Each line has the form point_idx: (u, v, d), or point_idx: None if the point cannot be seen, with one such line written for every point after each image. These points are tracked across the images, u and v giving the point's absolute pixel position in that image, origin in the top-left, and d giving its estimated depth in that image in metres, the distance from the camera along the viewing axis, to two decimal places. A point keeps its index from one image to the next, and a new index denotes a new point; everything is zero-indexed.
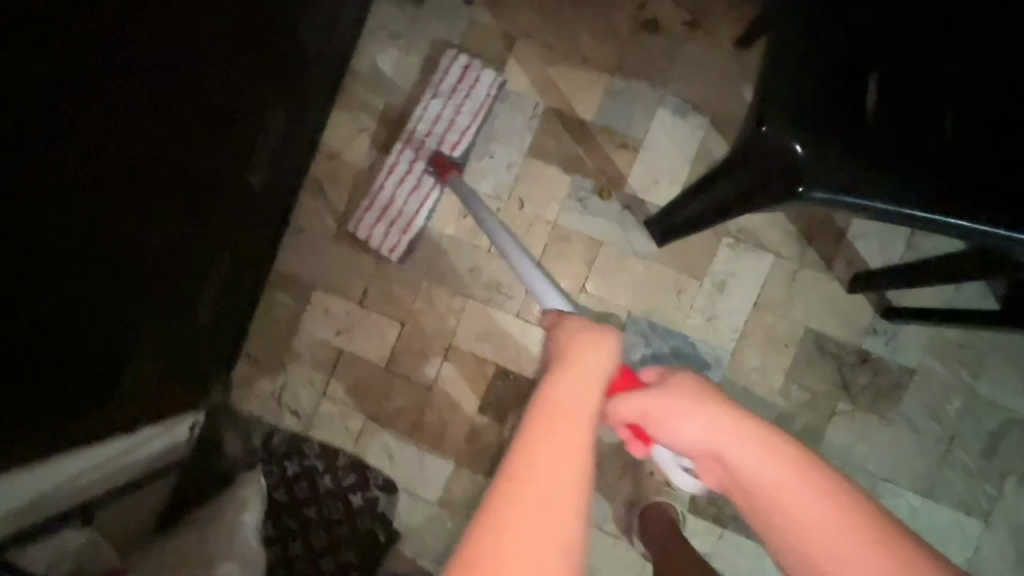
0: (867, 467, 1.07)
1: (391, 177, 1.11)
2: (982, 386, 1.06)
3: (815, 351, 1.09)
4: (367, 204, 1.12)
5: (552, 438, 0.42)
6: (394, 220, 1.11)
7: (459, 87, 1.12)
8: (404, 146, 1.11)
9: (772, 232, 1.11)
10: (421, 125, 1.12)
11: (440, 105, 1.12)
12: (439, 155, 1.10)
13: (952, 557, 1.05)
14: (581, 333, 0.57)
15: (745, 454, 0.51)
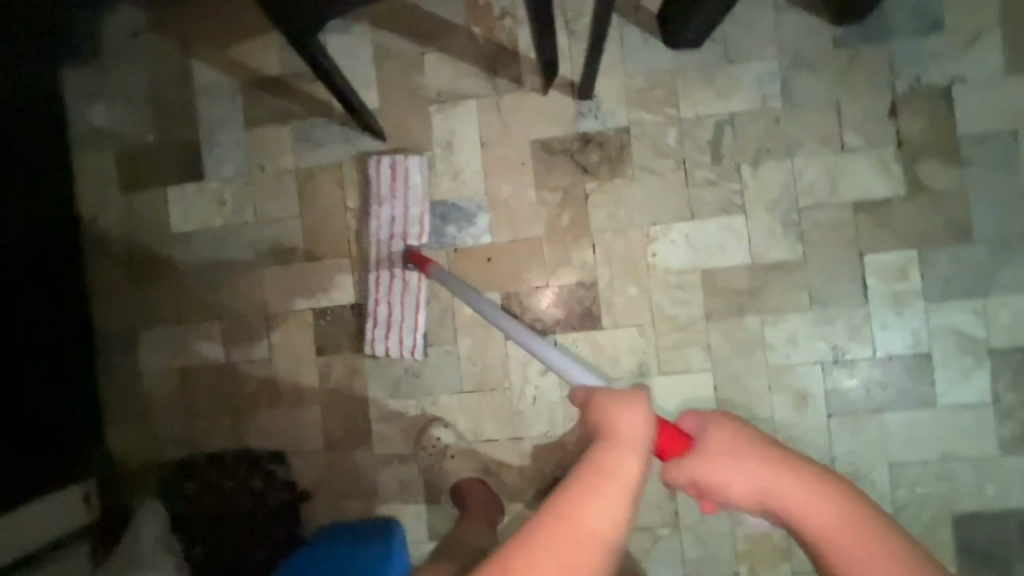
0: (636, 222, 1.20)
1: (380, 313, 1.22)
2: (687, 109, 1.19)
3: (547, 156, 1.22)
4: (372, 325, 1.22)
5: (566, 545, 0.52)
6: (400, 326, 1.21)
7: (396, 179, 1.21)
8: (378, 261, 1.21)
9: (464, 80, 1.23)
10: (377, 219, 1.21)
11: (389, 207, 1.21)
12: (411, 249, 1.18)
13: (734, 255, 1.18)
14: (610, 446, 0.59)
15: (786, 485, 0.60)
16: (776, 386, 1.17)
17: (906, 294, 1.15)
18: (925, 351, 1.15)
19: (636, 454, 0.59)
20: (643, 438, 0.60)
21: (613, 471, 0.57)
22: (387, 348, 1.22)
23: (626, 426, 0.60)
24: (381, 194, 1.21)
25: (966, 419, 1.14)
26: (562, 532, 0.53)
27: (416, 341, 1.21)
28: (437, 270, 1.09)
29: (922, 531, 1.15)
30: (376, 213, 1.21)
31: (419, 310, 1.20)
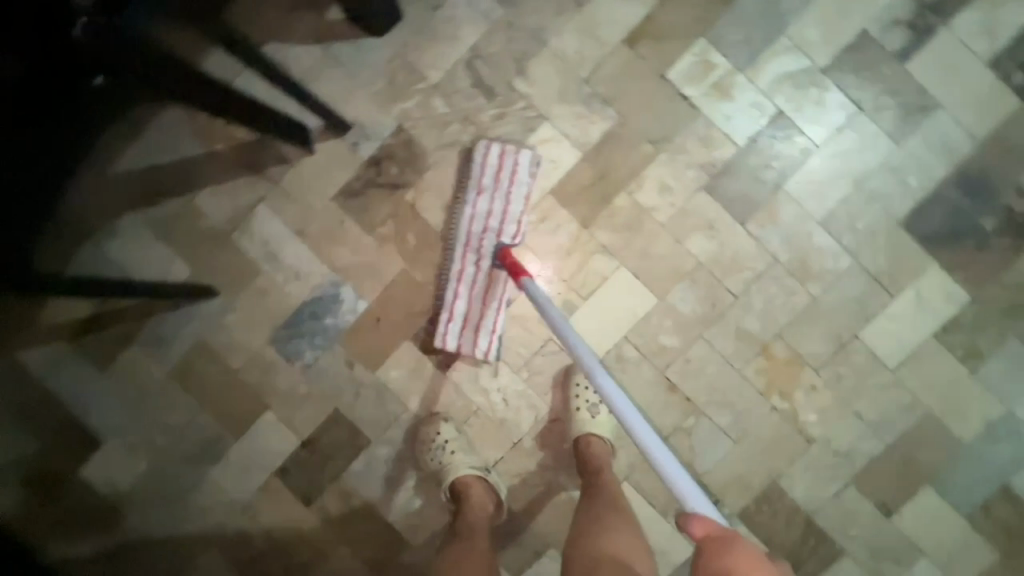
0: (469, 195, 1.18)
1: (455, 284, 1.13)
2: (434, 73, 1.16)
3: (357, 200, 1.19)
4: (447, 316, 1.14)
5: None
6: (480, 324, 1.14)
7: (499, 174, 1.12)
8: (466, 252, 1.12)
9: (242, 193, 1.20)
10: (475, 214, 1.12)
11: (487, 201, 1.12)
12: (501, 246, 1.10)
13: (565, 158, 1.15)
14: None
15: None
16: (683, 235, 1.15)
17: (724, 78, 1.13)
18: (776, 111, 1.12)
19: None
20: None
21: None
22: (458, 346, 1.14)
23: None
24: (484, 189, 1.12)
25: (850, 140, 1.12)
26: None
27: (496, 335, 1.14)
28: (528, 284, 0.98)
29: (889, 255, 1.13)
30: (471, 210, 1.12)
31: (496, 310, 1.13)
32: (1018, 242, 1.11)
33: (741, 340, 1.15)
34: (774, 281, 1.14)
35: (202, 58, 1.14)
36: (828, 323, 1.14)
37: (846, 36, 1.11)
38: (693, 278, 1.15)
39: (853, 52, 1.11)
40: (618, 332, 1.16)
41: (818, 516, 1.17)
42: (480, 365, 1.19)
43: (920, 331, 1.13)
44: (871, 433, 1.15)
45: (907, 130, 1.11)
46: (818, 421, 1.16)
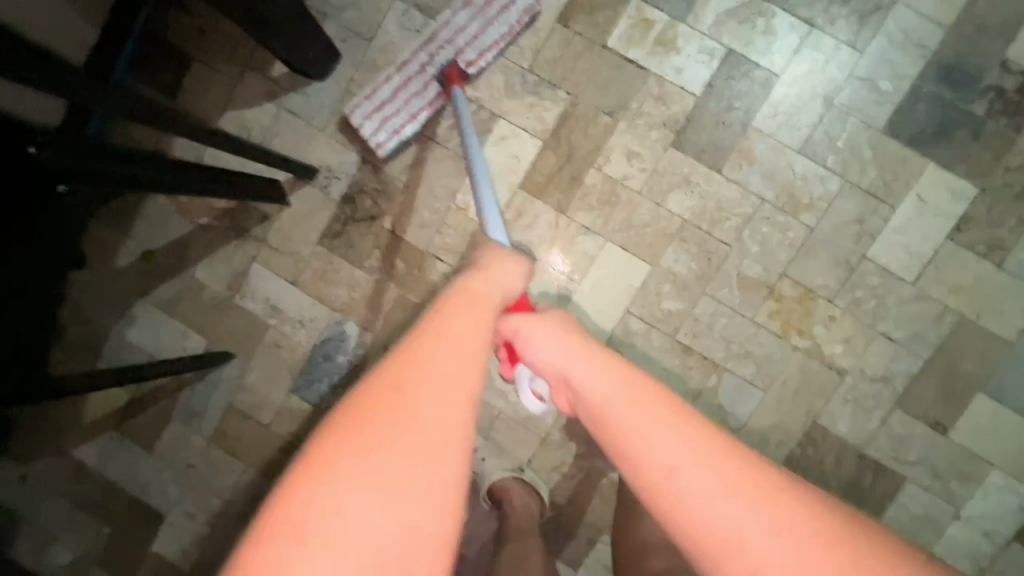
0: (444, 209, 1.19)
1: (396, 77, 1.13)
2: (383, 100, 1.19)
3: (340, 238, 1.22)
4: (370, 92, 1.14)
5: (381, 406, 0.46)
6: (389, 117, 1.14)
7: (494, 5, 1.09)
8: (424, 49, 1.11)
9: (235, 258, 1.26)
10: (450, 23, 1.10)
11: (465, 17, 1.10)
12: (454, 64, 1.10)
13: (526, 149, 1.15)
14: (485, 281, 0.58)
15: (611, 388, 0.53)
16: (662, 195, 1.13)
17: (664, 32, 1.11)
18: (726, 51, 1.09)
19: (501, 288, 0.58)
20: (507, 286, 0.60)
21: (456, 320, 0.51)
22: (360, 123, 1.14)
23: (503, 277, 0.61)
24: (477, 6, 1.09)
25: (809, 59, 1.08)
26: (401, 372, 0.47)
27: (398, 138, 1.14)
28: (456, 92, 1.01)
29: (879, 165, 1.08)
30: (448, 16, 1.10)
31: (411, 120, 1.13)
32: (1015, 119, 1.05)
33: (746, 287, 1.12)
34: (766, 220, 1.11)
35: (171, 143, 1.21)
36: (833, 249, 1.10)
37: None
38: (682, 237, 1.13)
39: None
40: (619, 308, 1.15)
41: (870, 448, 1.12)
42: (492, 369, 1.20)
43: (933, 236, 1.07)
44: (905, 350, 1.10)
45: (866, 34, 1.06)
46: (846, 351, 1.11)
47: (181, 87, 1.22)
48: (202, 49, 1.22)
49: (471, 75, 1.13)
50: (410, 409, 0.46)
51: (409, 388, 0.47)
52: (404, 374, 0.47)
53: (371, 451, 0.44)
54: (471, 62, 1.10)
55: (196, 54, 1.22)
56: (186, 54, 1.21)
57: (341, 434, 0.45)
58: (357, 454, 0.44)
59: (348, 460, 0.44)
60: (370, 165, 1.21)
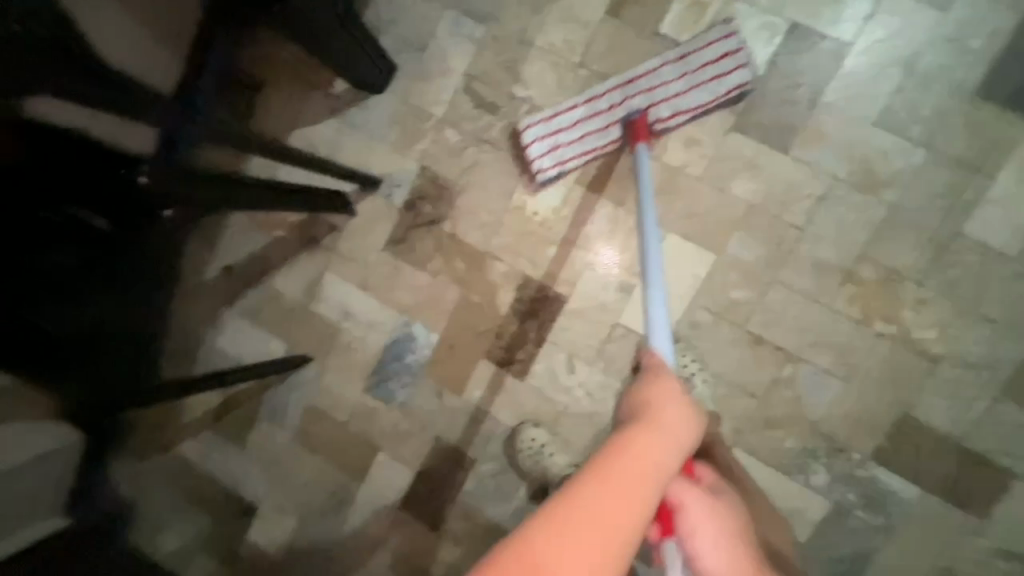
0: (502, 209, 1.21)
1: (581, 108, 1.09)
2: (438, 108, 1.22)
3: (403, 244, 1.27)
4: (549, 116, 1.11)
5: None
6: (563, 145, 1.10)
7: (710, 70, 1.02)
8: (617, 90, 1.07)
9: (308, 266, 1.34)
10: (657, 72, 1.04)
11: (673, 69, 1.04)
12: (644, 116, 1.05)
13: None
14: (665, 437, 0.60)
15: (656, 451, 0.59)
16: (725, 181, 1.09)
17: (721, 13, 1.07)
18: (789, 25, 1.04)
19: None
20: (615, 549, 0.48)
21: (651, 464, 0.56)
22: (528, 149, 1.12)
23: (678, 435, 0.61)
24: (688, 69, 1.03)
25: (885, 25, 1.01)
26: (608, 471, 0.54)
27: (560, 169, 1.12)
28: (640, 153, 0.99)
29: (972, 132, 0.98)
30: (657, 63, 1.04)
31: (584, 156, 1.10)
32: None
33: (821, 273, 1.06)
34: (841, 200, 1.04)
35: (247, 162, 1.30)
36: (920, 227, 1.01)
37: None
38: (748, 223, 1.08)
39: None
40: (684, 298, 1.11)
41: (971, 442, 1.03)
42: (555, 366, 1.21)
43: None
44: (1009, 333, 1.00)
45: None
46: (939, 336, 1.03)
47: (254, 110, 1.32)
48: (272, 74, 1.30)
49: (658, 130, 1.07)
50: (618, 536, 0.50)
51: (610, 521, 0.51)
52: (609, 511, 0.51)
53: None
54: (662, 120, 1.05)
55: (268, 78, 1.31)
56: (257, 79, 1.30)
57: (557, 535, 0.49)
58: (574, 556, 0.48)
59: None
60: (532, 186, 1.19)
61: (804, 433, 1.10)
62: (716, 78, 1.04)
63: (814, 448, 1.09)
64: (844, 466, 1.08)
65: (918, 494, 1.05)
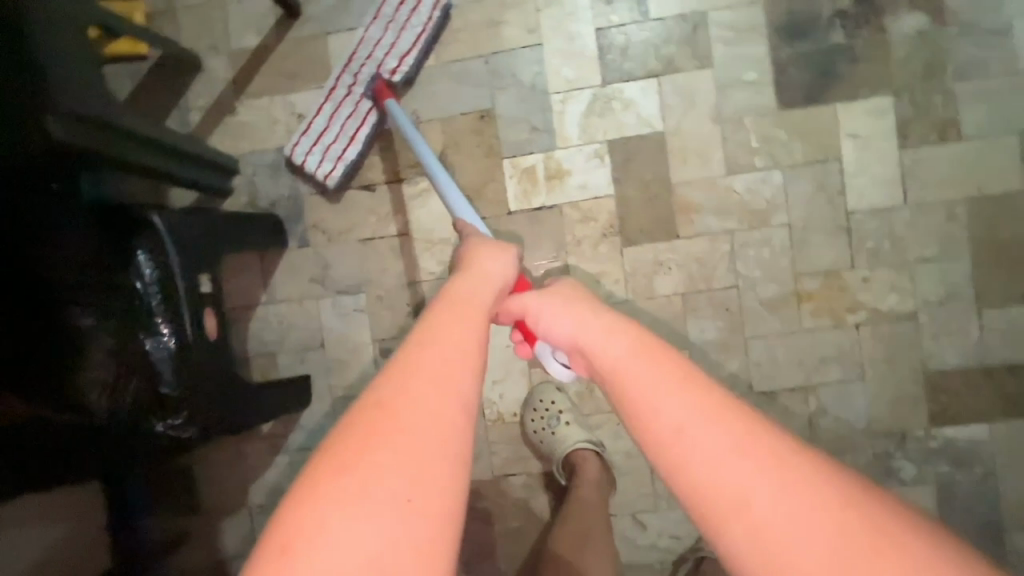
0: (485, 430, 1.17)
1: (327, 105, 1.11)
2: (368, 384, 1.18)
3: None
4: (304, 129, 1.12)
5: (402, 388, 0.47)
6: (332, 145, 1.12)
7: (403, 10, 1.09)
8: (345, 72, 1.10)
9: None
10: (366, 40, 1.09)
11: (376, 28, 1.09)
12: (381, 78, 1.10)
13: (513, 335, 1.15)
14: (478, 282, 0.62)
15: (626, 361, 0.52)
16: (649, 287, 1.12)
17: (548, 166, 1.13)
18: (608, 145, 1.12)
19: (491, 284, 0.63)
20: (497, 279, 0.65)
21: (462, 325, 0.53)
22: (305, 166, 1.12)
23: (490, 269, 0.66)
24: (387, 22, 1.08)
25: (677, 101, 1.10)
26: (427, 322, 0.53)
27: (343, 163, 1.12)
28: (391, 105, 1.03)
29: (800, 136, 1.08)
30: (363, 34, 1.09)
31: (354, 139, 1.11)
32: (874, 23, 1.06)
33: (778, 308, 1.10)
34: (747, 244, 1.10)
35: (226, 558, 1.21)
36: (820, 225, 1.09)
37: (591, 42, 1.11)
38: (693, 307, 1.11)
39: (607, 49, 1.11)
40: None
41: (989, 360, 1.07)
42: (626, 533, 1.14)
43: (888, 157, 1.07)
44: (947, 258, 1.07)
45: (703, 49, 1.09)
46: (901, 294, 1.08)
47: (198, 501, 1.20)
48: (195, 456, 1.21)
49: (400, 81, 1.12)
50: (449, 381, 0.48)
51: (431, 359, 0.49)
52: (420, 349, 0.50)
53: (394, 421, 0.45)
54: (394, 70, 1.09)
55: (196, 461, 1.20)
56: (185, 471, 1.20)
57: (358, 412, 0.46)
58: (409, 380, 0.47)
59: (360, 491, 0.42)
60: (334, 195, 1.17)
61: (868, 442, 1.10)
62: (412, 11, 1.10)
63: (884, 450, 1.09)
64: (918, 447, 1.08)
65: (989, 428, 1.07)
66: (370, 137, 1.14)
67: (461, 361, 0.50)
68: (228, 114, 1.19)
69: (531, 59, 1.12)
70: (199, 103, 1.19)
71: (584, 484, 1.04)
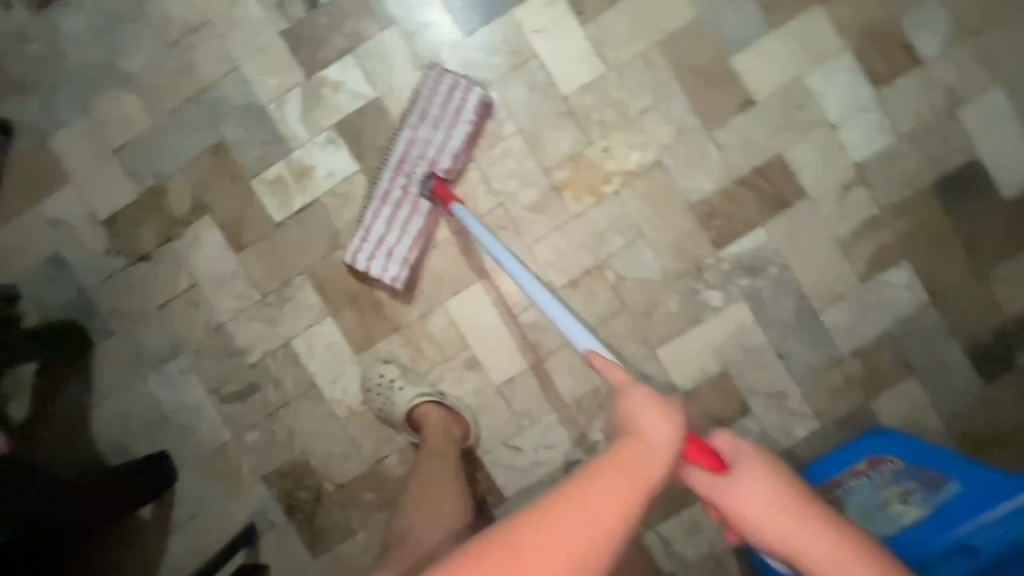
0: (345, 428, 1.20)
1: (383, 208, 1.09)
2: (223, 433, 1.21)
3: (320, 536, 1.21)
4: (363, 235, 1.10)
5: (543, 529, 0.53)
6: (398, 250, 1.10)
7: (450, 108, 1.08)
8: (394, 177, 1.08)
9: None
10: (417, 139, 1.08)
11: (433, 133, 1.08)
12: (435, 176, 1.07)
13: (329, 332, 1.19)
14: (638, 450, 0.60)
15: (780, 518, 0.59)
16: (427, 237, 1.17)
17: (292, 169, 1.17)
18: (336, 129, 1.17)
19: (660, 451, 0.60)
20: (668, 448, 0.60)
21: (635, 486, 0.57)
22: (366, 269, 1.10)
23: (658, 438, 0.61)
24: (436, 120, 1.07)
25: (377, 65, 1.16)
26: (576, 486, 0.56)
27: (408, 264, 1.11)
28: (458, 209, 1.01)
29: (495, 50, 1.15)
30: (411, 134, 1.08)
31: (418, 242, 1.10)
32: None
33: (543, 206, 1.17)
34: (493, 163, 1.16)
35: None
36: (546, 120, 1.16)
37: (280, 45, 1.16)
38: (474, 238, 1.17)
39: (298, 45, 1.16)
40: (507, 321, 1.18)
41: (738, 172, 1.15)
42: (507, 462, 1.20)
43: (575, 37, 1.15)
44: (664, 102, 1.15)
45: (379, 10, 1.15)
46: (641, 149, 1.15)
47: None
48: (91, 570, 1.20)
49: (448, 174, 1.11)
50: (604, 529, 0.54)
51: (574, 540, 0.53)
52: (594, 528, 0.53)
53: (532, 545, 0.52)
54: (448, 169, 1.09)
55: None
56: None
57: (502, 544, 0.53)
58: (562, 528, 0.53)
59: None
60: (404, 292, 1.17)
61: (671, 288, 1.17)
62: (457, 113, 1.09)
63: (687, 288, 1.16)
64: (713, 273, 1.16)
65: (763, 231, 1.16)
66: (422, 240, 1.12)
67: (619, 522, 0.54)
68: None
69: (236, 81, 1.17)
70: None
71: (428, 438, 1.09)
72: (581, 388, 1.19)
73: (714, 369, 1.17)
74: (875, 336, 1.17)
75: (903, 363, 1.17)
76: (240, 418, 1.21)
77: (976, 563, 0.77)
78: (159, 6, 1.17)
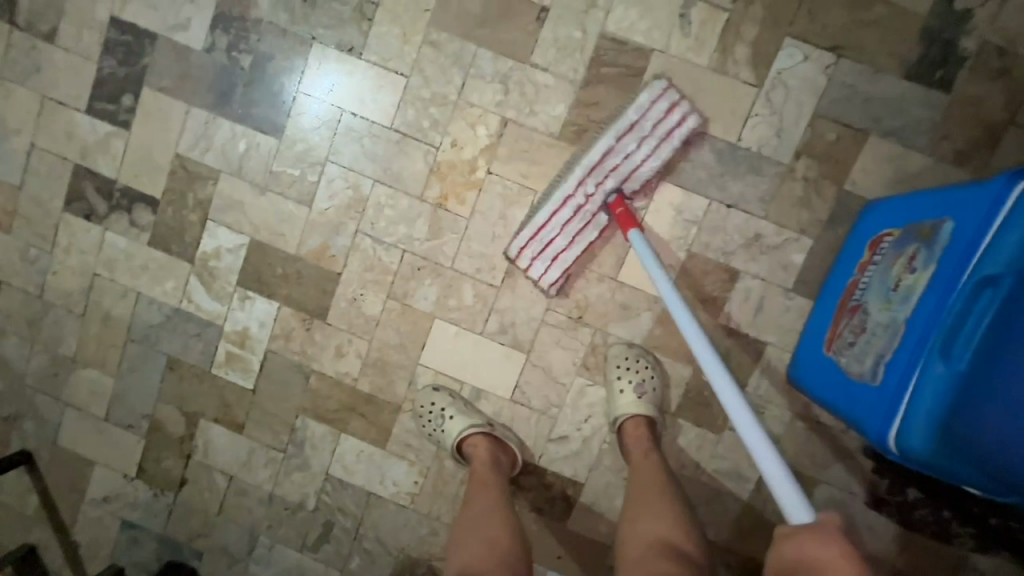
0: (418, 510, 1.26)
1: (563, 212, 1.03)
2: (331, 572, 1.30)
3: None
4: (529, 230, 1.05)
5: None
6: (560, 255, 1.06)
7: (663, 127, 1.01)
8: (593, 181, 1.02)
9: None
10: (616, 148, 1.01)
11: (640, 149, 1.02)
12: (620, 197, 1.02)
13: (351, 445, 1.25)
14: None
15: None
16: (368, 318, 1.20)
17: (233, 340, 1.24)
18: (240, 286, 1.22)
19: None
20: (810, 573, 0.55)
21: None
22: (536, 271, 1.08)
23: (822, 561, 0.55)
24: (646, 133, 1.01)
25: (233, 213, 1.21)
26: None
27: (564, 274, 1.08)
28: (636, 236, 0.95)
29: (310, 132, 1.17)
30: (611, 143, 1.01)
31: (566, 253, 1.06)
32: (254, 27, 1.16)
33: (437, 228, 1.16)
34: (375, 222, 1.18)
35: None
36: (390, 157, 1.16)
37: (155, 253, 1.24)
38: (404, 293, 1.19)
39: (168, 242, 1.23)
40: (480, 340, 1.19)
41: (577, 76, 1.10)
42: (562, 452, 1.20)
43: (361, 72, 1.14)
44: (473, 67, 1.11)
45: (202, 169, 1.20)
46: (482, 120, 1.12)
47: None
48: None
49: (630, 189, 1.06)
50: None
51: None
52: None
53: None
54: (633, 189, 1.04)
55: None
56: None
57: None
58: None
59: None
60: (380, 274, 1.19)
61: None
62: (665, 130, 1.02)
63: None
64: None
65: None
66: (588, 249, 1.10)
67: None
68: (75, 547, 1.35)
69: (147, 304, 1.26)
70: (54, 564, 1.36)
71: (479, 465, 1.08)
72: (579, 352, 1.17)
73: (680, 257, 1.12)
74: (808, 123, 1.07)
75: (852, 128, 1.06)
76: (336, 553, 1.29)
77: (1001, 290, 0.71)
78: (53, 289, 1.27)
